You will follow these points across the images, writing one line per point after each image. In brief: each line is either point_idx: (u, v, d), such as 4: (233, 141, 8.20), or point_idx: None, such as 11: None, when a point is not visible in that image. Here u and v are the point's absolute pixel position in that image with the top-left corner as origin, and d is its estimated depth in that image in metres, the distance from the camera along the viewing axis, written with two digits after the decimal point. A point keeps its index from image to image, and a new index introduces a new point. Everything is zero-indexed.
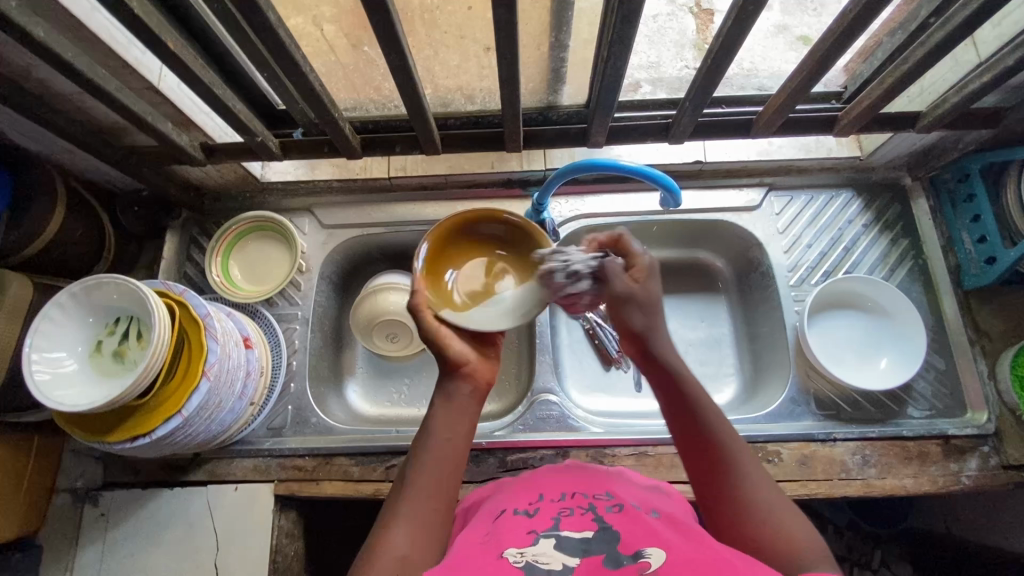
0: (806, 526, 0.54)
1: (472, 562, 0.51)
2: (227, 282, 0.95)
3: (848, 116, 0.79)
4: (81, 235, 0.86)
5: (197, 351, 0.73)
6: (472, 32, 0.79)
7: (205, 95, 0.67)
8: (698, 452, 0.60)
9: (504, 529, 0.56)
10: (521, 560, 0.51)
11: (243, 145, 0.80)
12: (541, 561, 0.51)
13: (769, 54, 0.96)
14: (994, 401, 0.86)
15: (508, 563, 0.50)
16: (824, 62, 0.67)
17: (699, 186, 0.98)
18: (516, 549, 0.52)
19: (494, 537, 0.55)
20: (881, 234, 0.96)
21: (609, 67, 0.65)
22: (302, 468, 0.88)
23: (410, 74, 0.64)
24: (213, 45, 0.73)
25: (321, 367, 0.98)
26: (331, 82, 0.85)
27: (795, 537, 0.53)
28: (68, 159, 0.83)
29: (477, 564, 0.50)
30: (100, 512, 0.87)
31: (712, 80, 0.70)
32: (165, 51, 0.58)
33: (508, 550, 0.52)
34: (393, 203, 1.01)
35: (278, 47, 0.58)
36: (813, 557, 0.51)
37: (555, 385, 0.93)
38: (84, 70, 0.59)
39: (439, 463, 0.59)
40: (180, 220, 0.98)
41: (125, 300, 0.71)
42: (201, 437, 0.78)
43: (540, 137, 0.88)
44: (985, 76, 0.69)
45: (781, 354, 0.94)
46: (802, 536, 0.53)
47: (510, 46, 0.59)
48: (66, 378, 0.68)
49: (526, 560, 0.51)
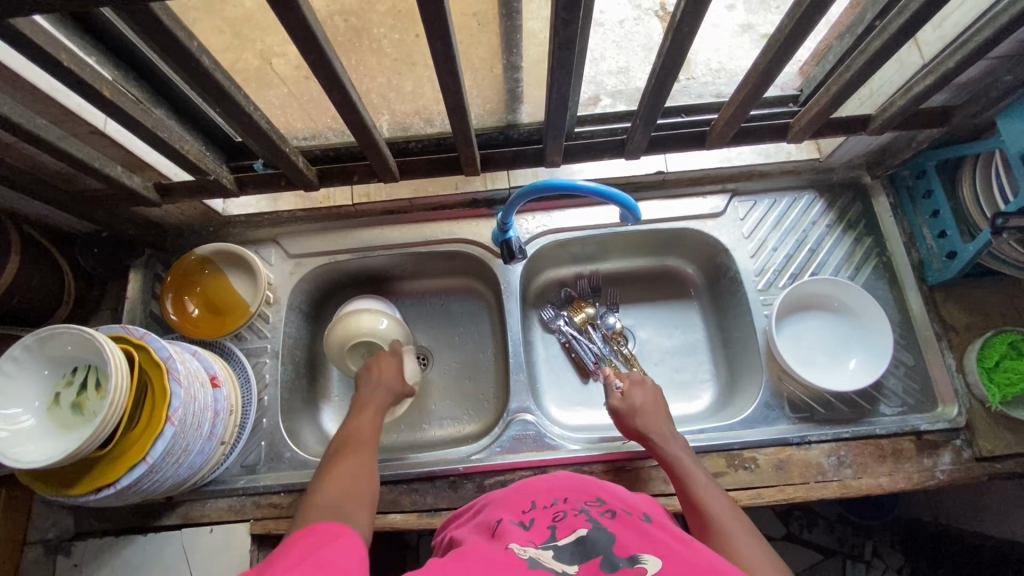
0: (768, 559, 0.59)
1: (476, 559, 0.52)
2: (185, 320, 0.93)
3: (801, 122, 0.80)
4: (37, 282, 0.84)
5: (160, 395, 0.72)
6: (422, 59, 0.82)
7: (151, 140, 0.66)
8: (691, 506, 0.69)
9: (504, 532, 0.57)
10: (527, 554, 0.52)
11: (197, 182, 0.79)
12: (544, 558, 0.52)
13: (736, 52, 0.96)
14: (964, 394, 0.87)
15: (515, 555, 0.52)
16: (768, 75, 0.68)
17: (664, 195, 0.99)
18: (521, 546, 0.54)
19: (493, 540, 0.56)
20: (844, 234, 0.97)
21: (555, 90, 0.65)
22: (278, 505, 0.86)
23: (355, 108, 0.64)
24: (160, 85, 0.72)
25: (294, 399, 0.97)
26: (286, 114, 0.84)
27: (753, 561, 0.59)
28: (22, 204, 0.81)
29: (482, 560, 0.52)
30: (74, 563, 0.84)
31: (660, 96, 0.71)
32: (103, 100, 0.58)
33: (513, 545, 0.54)
34: (360, 228, 1.01)
35: (217, 90, 0.57)
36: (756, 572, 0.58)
37: (532, 403, 0.93)
38: (22, 122, 0.59)
39: (362, 424, 0.83)
40: (145, 258, 0.97)
41: (80, 350, 0.70)
42: (170, 482, 0.77)
43: (498, 159, 0.85)
44: (929, 78, 0.70)
45: (753, 359, 0.94)
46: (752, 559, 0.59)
47: (452, 76, 0.59)
48: (25, 434, 0.67)
49: (531, 554, 0.52)
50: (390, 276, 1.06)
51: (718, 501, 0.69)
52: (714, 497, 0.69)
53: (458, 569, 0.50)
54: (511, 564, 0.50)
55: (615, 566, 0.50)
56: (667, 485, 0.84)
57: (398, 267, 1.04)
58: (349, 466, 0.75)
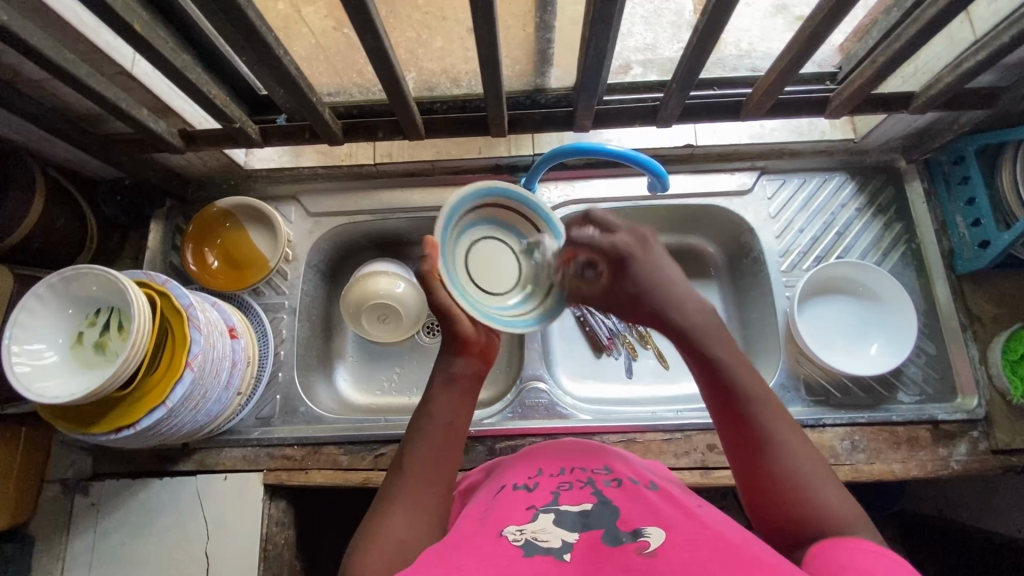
0: (841, 493, 0.53)
1: (470, 542, 0.48)
2: (204, 272, 0.94)
3: (841, 97, 0.78)
4: (61, 225, 0.85)
5: (180, 340, 0.72)
6: (454, 13, 0.80)
7: (178, 80, 0.66)
8: (733, 416, 0.58)
9: (504, 505, 0.54)
10: (521, 538, 0.48)
11: (222, 131, 0.79)
12: (540, 539, 0.48)
13: (767, 35, 0.88)
14: (985, 386, 0.86)
15: (508, 542, 0.48)
16: (813, 42, 0.66)
17: (691, 170, 0.97)
18: (516, 527, 0.50)
19: (492, 515, 0.53)
20: (874, 219, 0.95)
21: (592, 46, 0.64)
22: (290, 457, 0.88)
23: (386, 56, 0.63)
24: (188, 28, 0.71)
25: (309, 355, 0.97)
26: (312, 66, 0.82)
27: (820, 498, 0.52)
28: (46, 148, 0.81)
29: (473, 545, 0.48)
30: (91, 502, 0.87)
31: (697, 64, 0.69)
32: (132, 33, 0.57)
33: (508, 529, 0.50)
34: (380, 189, 0.99)
35: (247, 27, 0.56)
36: (844, 522, 0.51)
37: (545, 372, 0.93)
38: (50, 54, 0.58)
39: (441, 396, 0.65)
40: (167, 208, 0.97)
41: (104, 290, 0.71)
42: (187, 428, 0.78)
43: (526, 121, 0.84)
44: (980, 53, 0.68)
45: (772, 340, 0.93)
46: (831, 500, 0.52)
47: (488, 24, 0.58)
48: (46, 369, 0.68)
49: (526, 538, 0.48)
50: (408, 240, 1.06)
51: (764, 408, 0.57)
52: (760, 400, 0.57)
53: (448, 557, 0.47)
54: (504, 552, 0.46)
55: (618, 542, 0.47)
56: (677, 459, 0.85)
57: (417, 230, 1.03)
58: (405, 512, 0.56)
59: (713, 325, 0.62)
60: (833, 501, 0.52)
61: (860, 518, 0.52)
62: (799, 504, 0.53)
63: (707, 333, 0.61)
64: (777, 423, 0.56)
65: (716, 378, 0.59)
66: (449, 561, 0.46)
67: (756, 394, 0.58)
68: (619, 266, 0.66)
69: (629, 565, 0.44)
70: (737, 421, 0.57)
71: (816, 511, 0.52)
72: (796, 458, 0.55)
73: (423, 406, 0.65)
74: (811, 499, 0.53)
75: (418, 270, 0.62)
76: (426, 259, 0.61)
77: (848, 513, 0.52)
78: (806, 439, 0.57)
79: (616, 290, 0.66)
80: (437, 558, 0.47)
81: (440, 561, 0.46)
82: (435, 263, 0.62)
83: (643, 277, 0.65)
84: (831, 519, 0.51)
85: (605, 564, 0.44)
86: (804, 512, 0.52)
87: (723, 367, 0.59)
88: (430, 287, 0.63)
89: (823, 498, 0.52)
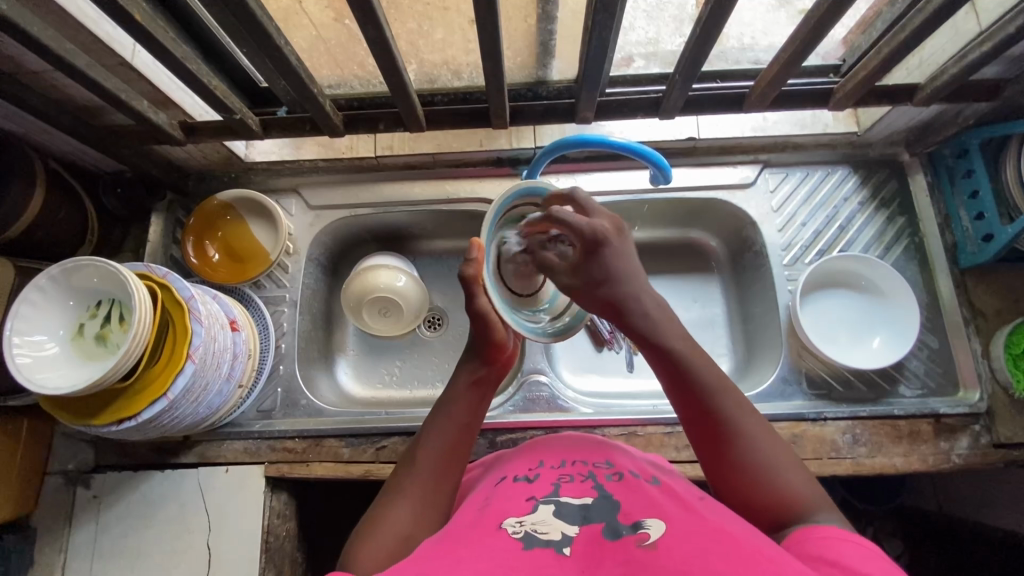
0: (803, 476, 0.55)
1: (469, 533, 0.48)
2: (206, 264, 0.94)
3: (845, 89, 0.77)
4: (62, 217, 0.84)
5: (181, 333, 0.72)
6: (456, 4, 0.77)
7: (179, 71, 0.66)
8: (698, 409, 0.58)
9: (505, 496, 0.54)
10: (520, 531, 0.48)
11: (222, 123, 0.79)
12: (539, 531, 0.48)
13: (771, 29, 0.86)
14: (987, 379, 0.85)
15: (507, 534, 0.47)
16: (817, 33, 0.65)
17: (694, 163, 0.96)
18: (516, 519, 0.50)
19: (491, 507, 0.53)
20: (876, 212, 0.94)
21: (595, 37, 0.63)
22: (291, 450, 0.88)
23: (388, 46, 0.62)
24: (188, 18, 0.71)
25: (310, 349, 0.97)
26: (313, 58, 0.81)
27: (781, 482, 0.54)
28: (46, 140, 0.81)
29: (473, 538, 0.48)
30: (93, 494, 0.87)
31: (700, 54, 0.68)
32: (132, 23, 0.57)
33: (507, 521, 0.49)
34: (381, 182, 0.99)
35: (248, 17, 0.56)
36: (805, 505, 0.53)
37: (546, 365, 0.93)
38: (50, 44, 0.58)
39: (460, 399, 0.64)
40: (167, 202, 0.97)
41: (105, 283, 0.71)
42: (188, 420, 0.78)
43: (527, 113, 0.84)
44: (986, 45, 0.67)
45: (774, 334, 0.93)
46: (795, 485, 0.54)
47: (490, 14, 0.57)
48: (49, 361, 0.68)
49: (525, 530, 0.48)
50: (409, 234, 1.05)
51: (728, 401, 0.57)
52: (727, 397, 0.57)
53: (448, 548, 0.46)
54: (504, 544, 0.46)
55: (619, 535, 0.47)
56: (679, 452, 0.85)
57: (418, 224, 1.03)
58: (410, 508, 0.57)
59: (672, 322, 0.60)
60: (796, 484, 0.54)
61: (816, 496, 0.53)
62: (766, 493, 0.54)
63: (662, 321, 0.60)
64: (740, 413, 0.57)
65: (677, 375, 0.59)
66: (448, 553, 0.46)
67: (722, 392, 0.57)
68: (586, 253, 0.60)
69: (630, 558, 0.44)
70: (700, 416, 0.58)
71: (780, 497, 0.53)
72: (761, 447, 0.56)
73: (440, 403, 0.65)
74: (773, 486, 0.54)
75: (462, 272, 0.63)
76: (471, 265, 0.62)
77: (813, 495, 0.53)
78: (767, 424, 0.58)
79: (583, 274, 0.60)
80: (437, 550, 0.47)
81: (440, 552, 0.46)
82: (480, 268, 0.63)
83: (614, 267, 0.60)
84: (795, 504, 0.53)
85: (605, 557, 0.44)
86: (768, 501, 0.54)
87: (684, 364, 0.58)
88: (471, 294, 0.64)
89: (787, 483, 0.54)
